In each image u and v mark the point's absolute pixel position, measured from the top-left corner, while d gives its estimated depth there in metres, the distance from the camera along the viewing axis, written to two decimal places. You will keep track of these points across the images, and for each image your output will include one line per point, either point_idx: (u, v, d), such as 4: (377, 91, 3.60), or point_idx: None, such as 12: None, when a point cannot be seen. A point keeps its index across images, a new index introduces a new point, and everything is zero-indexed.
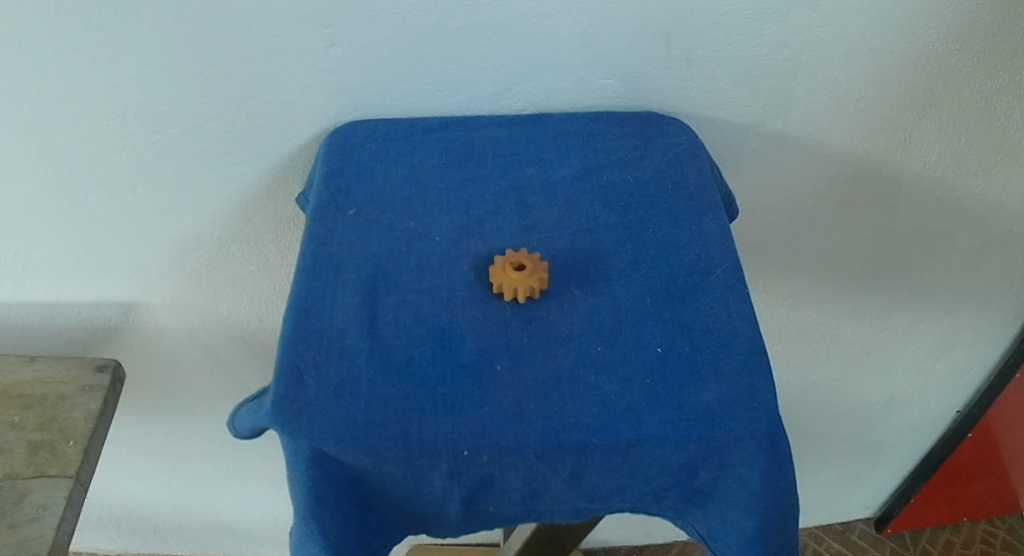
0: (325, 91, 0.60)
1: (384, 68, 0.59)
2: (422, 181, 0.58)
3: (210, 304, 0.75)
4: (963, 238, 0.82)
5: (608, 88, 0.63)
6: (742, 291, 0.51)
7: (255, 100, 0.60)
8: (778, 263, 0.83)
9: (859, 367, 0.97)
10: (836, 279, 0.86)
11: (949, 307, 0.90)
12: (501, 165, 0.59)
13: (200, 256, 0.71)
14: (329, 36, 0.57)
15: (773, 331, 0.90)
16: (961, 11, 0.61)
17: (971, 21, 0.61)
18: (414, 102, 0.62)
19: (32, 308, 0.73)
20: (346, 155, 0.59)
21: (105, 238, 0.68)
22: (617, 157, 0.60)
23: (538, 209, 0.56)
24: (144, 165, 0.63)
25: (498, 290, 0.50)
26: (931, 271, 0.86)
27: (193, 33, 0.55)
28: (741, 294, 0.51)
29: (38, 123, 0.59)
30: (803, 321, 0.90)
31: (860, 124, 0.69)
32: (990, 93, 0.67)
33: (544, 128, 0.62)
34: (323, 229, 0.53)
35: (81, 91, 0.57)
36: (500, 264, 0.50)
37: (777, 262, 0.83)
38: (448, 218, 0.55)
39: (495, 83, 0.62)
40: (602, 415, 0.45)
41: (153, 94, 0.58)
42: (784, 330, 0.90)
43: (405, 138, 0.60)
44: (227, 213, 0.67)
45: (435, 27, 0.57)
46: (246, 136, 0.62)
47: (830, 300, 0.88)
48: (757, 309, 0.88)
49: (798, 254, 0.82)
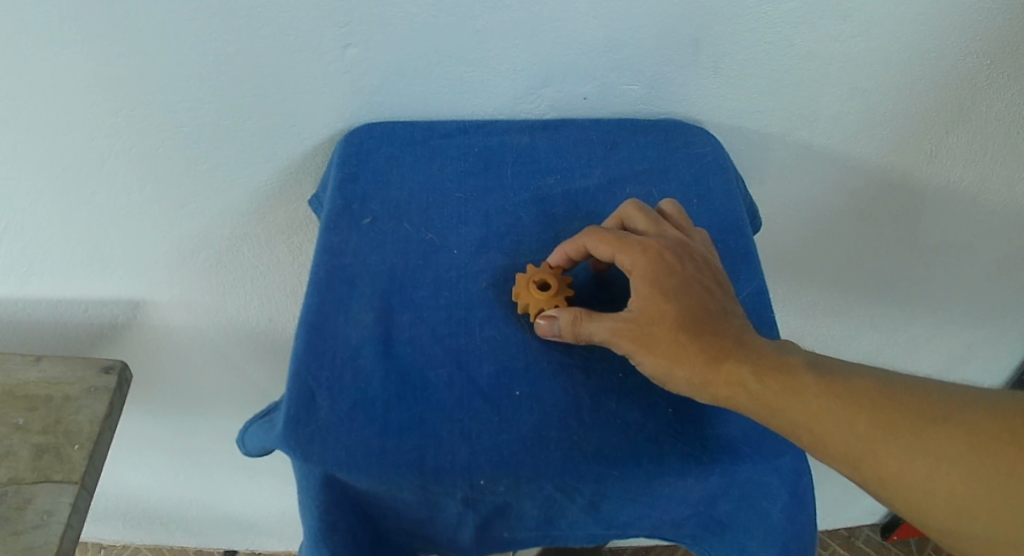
0: (340, 92, 0.58)
1: (401, 69, 0.57)
2: (439, 190, 0.56)
3: (218, 303, 0.73)
4: (987, 252, 0.79)
5: (632, 93, 0.61)
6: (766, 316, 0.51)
7: (268, 99, 0.58)
8: (798, 272, 0.81)
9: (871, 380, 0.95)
10: (857, 290, 0.84)
11: (967, 319, 0.88)
12: (521, 173, 0.58)
13: (209, 256, 0.69)
14: (345, 36, 0.55)
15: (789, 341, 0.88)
16: (1000, 22, 0.58)
17: (1009, 32, 0.59)
18: (432, 105, 0.60)
19: (37, 306, 0.71)
20: (361, 159, 0.57)
21: (113, 235, 0.66)
22: (641, 169, 0.59)
23: (559, 223, 0.55)
24: (153, 163, 0.61)
25: (523, 310, 0.49)
26: (952, 284, 0.84)
27: (205, 31, 0.53)
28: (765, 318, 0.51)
29: (43, 120, 0.57)
30: (819, 330, 0.89)
31: (888, 135, 0.67)
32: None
33: (567, 135, 0.60)
34: (337, 239, 0.52)
35: (89, 88, 0.55)
36: (523, 283, 0.49)
37: (797, 271, 0.81)
38: (467, 231, 0.54)
39: (516, 88, 0.60)
40: (623, 446, 0.44)
41: (164, 92, 0.56)
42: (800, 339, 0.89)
43: (421, 143, 0.59)
44: (238, 214, 0.66)
45: (454, 28, 0.55)
46: (257, 135, 0.60)
47: (848, 309, 0.86)
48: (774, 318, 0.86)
49: (818, 265, 0.81)
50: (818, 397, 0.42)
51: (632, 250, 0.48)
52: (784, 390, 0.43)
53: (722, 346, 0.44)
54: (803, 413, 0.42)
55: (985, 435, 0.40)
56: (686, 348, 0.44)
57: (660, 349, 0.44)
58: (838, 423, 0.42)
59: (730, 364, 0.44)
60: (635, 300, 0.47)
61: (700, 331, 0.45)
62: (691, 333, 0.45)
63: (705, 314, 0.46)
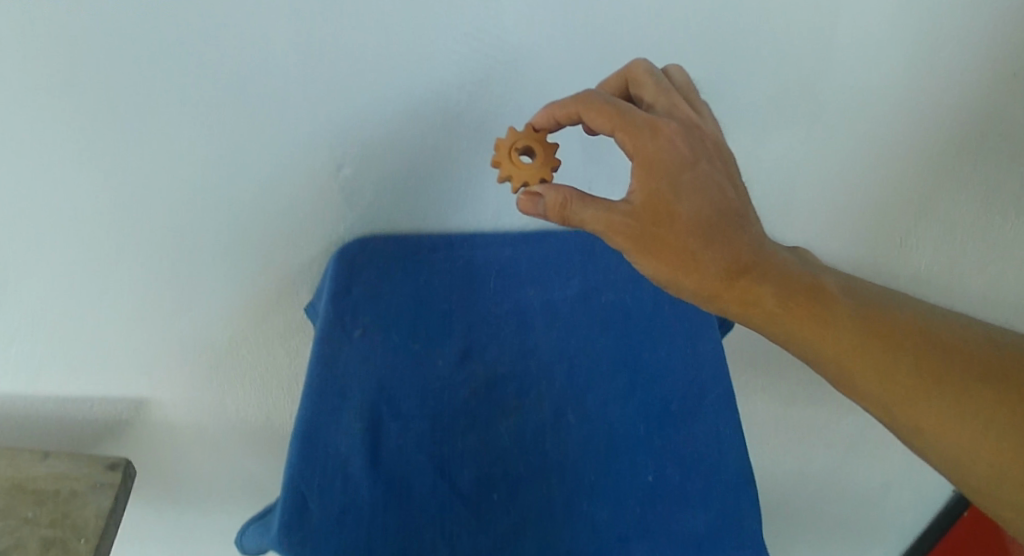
0: (336, 206, 0.63)
1: (396, 190, 0.63)
2: (427, 301, 0.63)
3: (218, 400, 0.76)
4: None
5: (614, 200, 0.69)
6: (730, 417, 0.61)
7: (272, 221, 0.63)
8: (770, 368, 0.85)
9: (849, 459, 0.98)
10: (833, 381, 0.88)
11: None
12: (503, 285, 0.64)
13: (210, 358, 0.73)
14: (341, 157, 0.60)
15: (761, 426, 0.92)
16: (944, 129, 0.63)
17: (956, 133, 0.64)
18: (425, 215, 0.65)
19: (40, 409, 0.74)
20: (352, 273, 0.61)
21: (117, 341, 0.70)
22: (616, 277, 0.65)
23: (538, 331, 0.63)
24: (157, 275, 0.65)
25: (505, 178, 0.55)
26: None
27: (208, 160, 0.57)
28: (728, 415, 0.61)
29: (52, 243, 0.60)
30: (792, 418, 0.91)
31: (853, 231, 0.71)
32: (978, 198, 0.69)
33: (549, 245, 0.65)
34: (330, 350, 0.58)
35: (99, 214, 0.59)
36: (504, 152, 0.55)
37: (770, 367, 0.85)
38: (450, 342, 0.61)
39: (502, 200, 0.66)
40: (591, 543, 0.55)
41: (170, 214, 0.61)
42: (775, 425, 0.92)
43: (411, 255, 0.63)
44: (239, 318, 0.70)
45: (444, 153, 0.62)
46: (261, 251, 0.65)
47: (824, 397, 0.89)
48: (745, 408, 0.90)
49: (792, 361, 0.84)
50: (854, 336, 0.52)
51: (642, 138, 0.50)
52: (805, 317, 0.52)
53: (733, 253, 0.50)
54: (832, 345, 0.52)
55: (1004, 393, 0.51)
56: (695, 255, 0.50)
57: (667, 251, 0.50)
58: (860, 352, 0.52)
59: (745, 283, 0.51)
60: (636, 188, 0.50)
61: (712, 236, 0.50)
62: (702, 236, 0.50)
63: (717, 214, 0.50)
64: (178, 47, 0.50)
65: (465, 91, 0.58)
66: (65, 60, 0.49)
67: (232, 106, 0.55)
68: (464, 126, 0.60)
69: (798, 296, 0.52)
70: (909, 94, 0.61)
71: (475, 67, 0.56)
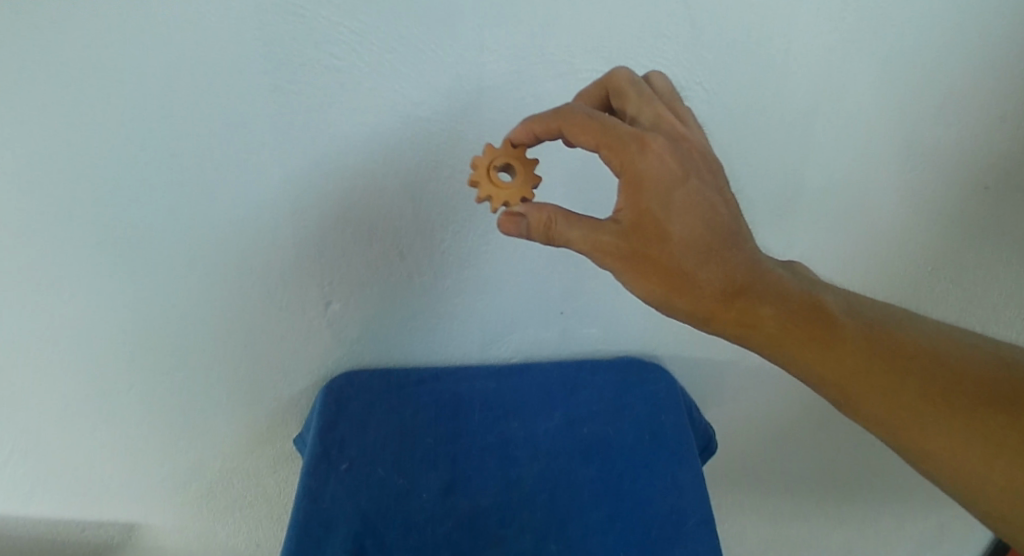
0: (323, 342, 0.73)
1: (391, 324, 0.73)
2: (411, 435, 0.67)
3: (208, 526, 0.85)
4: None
5: (593, 334, 0.75)
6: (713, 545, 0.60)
7: (267, 343, 0.72)
8: (746, 486, 0.96)
9: None
10: (810, 492, 0.97)
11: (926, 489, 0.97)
12: (486, 419, 0.69)
13: (201, 487, 0.81)
14: (327, 294, 0.70)
15: (752, 536, 1.01)
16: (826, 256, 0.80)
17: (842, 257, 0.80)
18: (416, 350, 0.75)
19: (38, 536, 0.81)
20: (340, 409, 0.67)
21: (115, 471, 0.78)
22: (597, 410, 0.70)
23: (521, 464, 0.66)
24: (155, 407, 0.74)
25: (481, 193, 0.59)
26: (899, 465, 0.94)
27: (212, 310, 0.69)
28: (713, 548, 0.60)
29: (67, 380, 0.70)
30: (779, 527, 1.00)
31: None
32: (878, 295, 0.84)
33: (531, 379, 0.72)
34: (316, 484, 0.62)
35: (112, 352, 0.70)
36: (483, 169, 0.59)
37: (745, 486, 0.96)
38: (434, 475, 0.64)
39: (482, 335, 0.75)
40: None
41: (176, 353, 0.71)
42: (763, 534, 1.01)
43: (397, 390, 0.70)
44: (232, 450, 0.79)
45: (434, 292, 0.71)
46: (254, 367, 0.74)
47: (804, 507, 0.98)
48: (734, 523, 0.99)
49: (765, 478, 0.95)
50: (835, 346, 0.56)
51: (628, 154, 0.53)
52: (791, 328, 0.55)
53: (721, 270, 0.54)
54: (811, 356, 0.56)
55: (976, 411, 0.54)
56: (686, 277, 0.54)
57: (656, 271, 0.54)
58: (840, 364, 0.56)
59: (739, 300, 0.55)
60: (627, 205, 0.54)
61: (704, 253, 0.53)
62: (696, 255, 0.53)
63: (710, 234, 0.53)
64: (198, 192, 0.62)
65: (441, 241, 0.68)
66: (126, 236, 0.63)
67: (239, 239, 0.65)
68: (448, 269, 0.70)
69: (783, 307, 0.56)
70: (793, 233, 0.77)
71: (445, 222, 0.67)
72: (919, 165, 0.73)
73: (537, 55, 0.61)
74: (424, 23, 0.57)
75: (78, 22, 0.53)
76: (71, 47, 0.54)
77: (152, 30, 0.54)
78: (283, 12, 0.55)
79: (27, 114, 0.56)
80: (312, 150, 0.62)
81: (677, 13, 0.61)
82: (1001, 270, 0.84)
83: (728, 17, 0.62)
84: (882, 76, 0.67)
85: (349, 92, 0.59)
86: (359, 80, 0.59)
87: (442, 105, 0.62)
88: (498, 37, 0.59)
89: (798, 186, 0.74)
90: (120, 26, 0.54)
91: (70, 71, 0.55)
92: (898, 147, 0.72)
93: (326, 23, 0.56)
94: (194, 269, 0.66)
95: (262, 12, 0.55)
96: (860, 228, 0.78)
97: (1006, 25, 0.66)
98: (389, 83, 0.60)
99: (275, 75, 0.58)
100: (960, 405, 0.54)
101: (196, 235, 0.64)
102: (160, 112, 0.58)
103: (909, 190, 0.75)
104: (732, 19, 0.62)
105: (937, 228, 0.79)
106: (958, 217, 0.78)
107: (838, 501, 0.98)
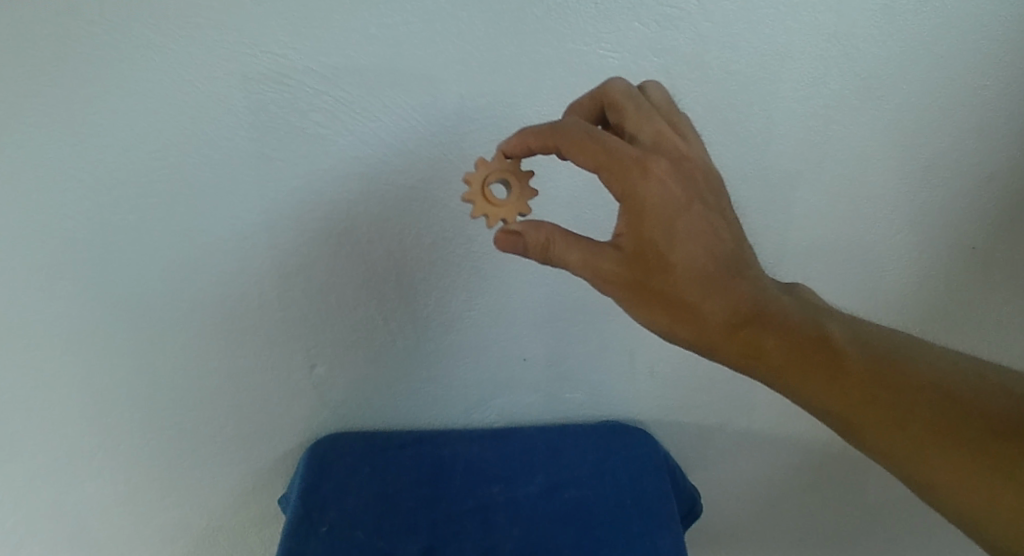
0: (308, 405, 0.74)
1: (377, 387, 0.75)
2: (393, 496, 0.70)
3: None
4: (874, 499, 0.91)
5: (576, 398, 0.78)
6: None
7: (251, 402, 0.73)
8: (732, 538, 0.97)
9: None
10: (795, 545, 0.97)
11: (908, 544, 0.97)
12: (468, 482, 0.72)
13: (188, 543, 0.83)
14: (312, 358, 0.71)
15: None
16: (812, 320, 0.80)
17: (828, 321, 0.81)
18: (402, 412, 0.77)
19: None
20: (322, 470, 0.69)
21: (101, 530, 0.79)
22: (578, 473, 0.73)
23: (500, 528, 0.68)
24: (141, 469, 0.75)
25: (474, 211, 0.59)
26: (885, 523, 0.94)
27: (198, 377, 0.71)
28: None
29: (55, 443, 0.72)
30: None
31: (769, 412, 0.81)
32: None
33: (512, 444, 0.75)
34: (297, 546, 0.64)
35: (99, 415, 0.71)
36: (477, 185, 0.58)
37: (731, 538, 0.97)
38: (415, 538, 0.67)
39: (468, 400, 0.77)
40: None
41: (163, 417, 0.73)
42: None
43: (380, 452, 0.72)
44: (218, 511, 0.80)
45: (419, 355, 0.73)
46: (238, 425, 0.74)
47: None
48: None
49: (750, 532, 0.96)
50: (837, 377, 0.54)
51: (630, 178, 0.52)
52: (790, 354, 0.55)
53: (724, 299, 0.54)
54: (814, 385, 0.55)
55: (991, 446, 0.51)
56: (690, 304, 0.54)
57: (657, 298, 0.54)
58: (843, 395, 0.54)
59: (740, 328, 0.54)
60: (629, 231, 0.54)
61: (707, 282, 0.53)
62: (699, 283, 0.53)
63: (713, 262, 0.53)
64: (183, 254, 0.63)
65: (427, 307, 0.69)
66: (115, 306, 0.65)
67: (223, 300, 0.66)
68: (432, 334, 0.71)
69: (785, 334, 0.55)
70: None
71: (430, 293, 0.68)
72: (905, 225, 0.73)
73: (519, 124, 0.62)
74: (407, 92, 0.58)
75: (68, 96, 0.55)
76: (63, 116, 0.55)
77: (141, 99, 0.56)
78: (269, 81, 0.56)
79: (17, 178, 0.57)
80: (295, 214, 0.63)
81: (658, 81, 0.61)
82: (988, 328, 0.84)
83: (710, 86, 0.62)
84: (868, 141, 0.67)
85: (332, 157, 0.60)
86: (342, 146, 0.60)
87: (424, 171, 0.62)
88: (480, 106, 0.60)
89: (783, 247, 0.74)
90: (110, 95, 0.55)
91: (60, 137, 0.56)
92: (884, 208, 0.72)
93: (311, 92, 0.57)
94: (178, 329, 0.67)
95: (248, 81, 0.56)
96: (846, 287, 0.78)
97: (995, 93, 0.65)
98: (371, 149, 0.61)
99: (260, 140, 0.59)
100: (971, 437, 0.52)
101: (181, 296, 0.66)
102: (148, 176, 0.59)
103: (891, 259, 0.76)
104: (714, 89, 0.62)
105: (917, 295, 0.80)
106: (941, 279, 0.78)
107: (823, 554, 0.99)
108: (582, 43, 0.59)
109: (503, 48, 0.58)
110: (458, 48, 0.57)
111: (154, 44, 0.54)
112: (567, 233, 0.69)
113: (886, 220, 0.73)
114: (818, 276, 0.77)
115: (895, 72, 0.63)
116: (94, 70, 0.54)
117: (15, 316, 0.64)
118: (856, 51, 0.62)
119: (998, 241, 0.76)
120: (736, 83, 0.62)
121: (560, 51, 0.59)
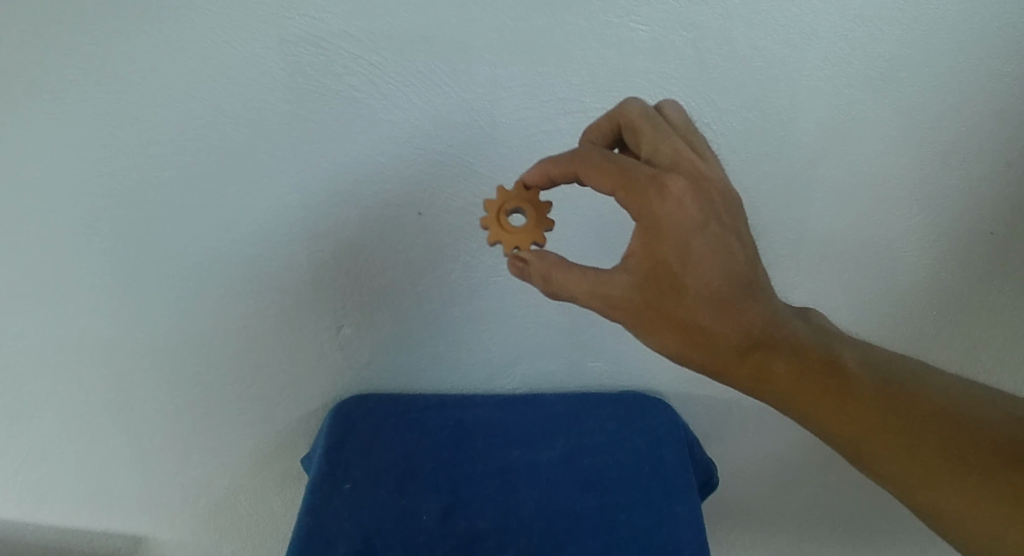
0: (334, 367, 0.77)
1: (401, 351, 0.77)
2: (415, 457, 0.73)
3: (214, 540, 0.89)
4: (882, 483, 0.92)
5: (596, 366, 0.80)
6: None
7: (277, 363, 0.75)
8: (741, 517, 0.99)
9: None
10: (804, 526, 0.99)
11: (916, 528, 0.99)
12: (489, 447, 0.75)
13: (212, 502, 0.85)
14: (339, 320, 0.73)
15: None
16: (827, 302, 0.82)
17: (842, 303, 0.82)
18: (425, 378, 0.80)
19: (51, 539, 0.85)
20: (346, 429, 0.73)
21: (129, 483, 0.82)
22: (598, 440, 0.75)
23: (520, 490, 0.71)
24: (168, 426, 0.78)
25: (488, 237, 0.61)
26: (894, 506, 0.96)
27: (223, 339, 0.72)
28: None
29: (83, 398, 0.74)
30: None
31: None
32: (876, 339, 0.86)
33: (533, 409, 0.78)
34: (320, 502, 0.67)
35: (126, 373, 0.73)
36: (494, 213, 0.61)
37: (740, 517, 0.99)
38: (435, 498, 0.69)
39: (491, 366, 0.79)
40: None
41: (188, 378, 0.74)
42: None
43: (403, 414, 0.76)
44: (242, 470, 0.83)
45: (441, 321, 0.75)
46: (264, 385, 0.76)
47: (799, 539, 1.01)
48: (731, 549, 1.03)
49: (760, 511, 0.97)
50: (847, 405, 0.55)
51: (647, 198, 0.51)
52: (804, 382, 0.55)
53: (736, 325, 0.53)
54: (824, 413, 0.55)
55: (994, 469, 0.52)
56: (699, 332, 0.53)
57: (668, 323, 0.53)
58: (852, 422, 0.55)
59: (753, 357, 0.54)
60: (638, 254, 0.53)
61: (720, 308, 0.52)
62: (711, 308, 0.52)
63: (726, 287, 0.52)
64: (214, 214, 0.64)
65: (457, 272, 0.71)
66: (146, 265, 0.66)
67: (252, 262, 0.68)
68: (455, 299, 0.73)
69: (798, 361, 0.55)
70: (795, 276, 0.79)
71: (460, 257, 0.70)
72: (922, 208, 0.74)
73: (548, 92, 0.63)
74: (439, 58, 0.59)
75: (106, 54, 0.55)
76: (100, 72, 0.56)
77: (180, 58, 0.56)
78: (306, 44, 0.57)
79: (53, 135, 0.58)
80: (326, 177, 0.64)
81: (687, 56, 0.62)
82: (1002, 315, 0.84)
83: (737, 61, 0.63)
84: (890, 123, 0.68)
85: (365, 121, 0.62)
86: (375, 110, 0.61)
87: (455, 138, 0.64)
88: (511, 74, 0.61)
89: (803, 226, 0.75)
90: (149, 55, 0.56)
91: (101, 94, 0.57)
92: (904, 192, 0.73)
93: (347, 56, 0.58)
94: (207, 289, 0.69)
95: (285, 44, 0.57)
96: (863, 268, 0.79)
97: (1016, 80, 0.66)
98: (404, 114, 0.62)
99: (295, 103, 0.60)
100: (975, 461, 0.53)
101: (212, 257, 0.67)
102: (182, 136, 0.60)
103: (908, 244, 0.77)
104: (742, 65, 0.63)
105: (932, 281, 0.81)
106: (958, 265, 0.79)
107: (832, 536, 1.00)
108: (613, 16, 0.59)
109: (535, 17, 0.58)
110: (493, 16, 0.58)
111: (194, 3, 0.54)
112: (589, 205, 0.69)
113: (904, 202, 0.74)
114: (836, 255, 0.78)
115: (919, 55, 0.64)
116: (132, 27, 0.54)
117: (49, 272, 0.65)
118: (882, 33, 0.63)
119: (1016, 227, 0.76)
120: (762, 60, 0.63)
121: (592, 22, 0.59)
